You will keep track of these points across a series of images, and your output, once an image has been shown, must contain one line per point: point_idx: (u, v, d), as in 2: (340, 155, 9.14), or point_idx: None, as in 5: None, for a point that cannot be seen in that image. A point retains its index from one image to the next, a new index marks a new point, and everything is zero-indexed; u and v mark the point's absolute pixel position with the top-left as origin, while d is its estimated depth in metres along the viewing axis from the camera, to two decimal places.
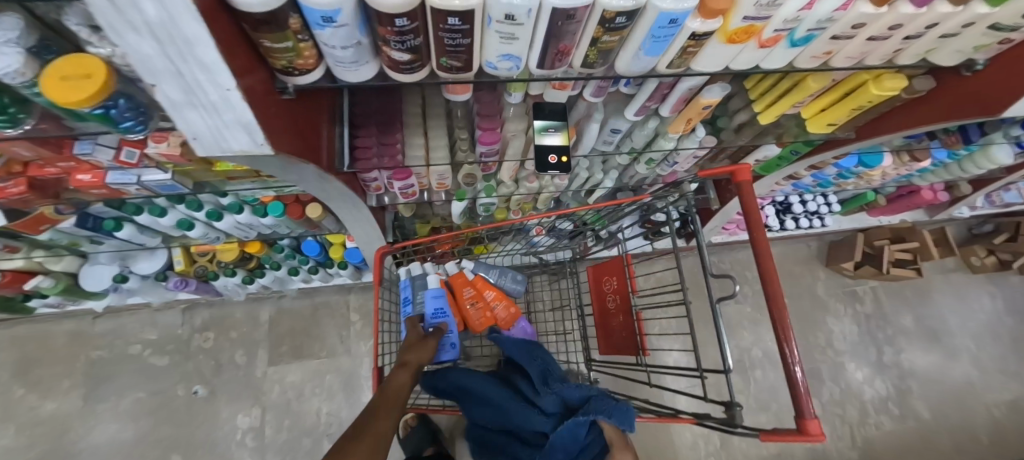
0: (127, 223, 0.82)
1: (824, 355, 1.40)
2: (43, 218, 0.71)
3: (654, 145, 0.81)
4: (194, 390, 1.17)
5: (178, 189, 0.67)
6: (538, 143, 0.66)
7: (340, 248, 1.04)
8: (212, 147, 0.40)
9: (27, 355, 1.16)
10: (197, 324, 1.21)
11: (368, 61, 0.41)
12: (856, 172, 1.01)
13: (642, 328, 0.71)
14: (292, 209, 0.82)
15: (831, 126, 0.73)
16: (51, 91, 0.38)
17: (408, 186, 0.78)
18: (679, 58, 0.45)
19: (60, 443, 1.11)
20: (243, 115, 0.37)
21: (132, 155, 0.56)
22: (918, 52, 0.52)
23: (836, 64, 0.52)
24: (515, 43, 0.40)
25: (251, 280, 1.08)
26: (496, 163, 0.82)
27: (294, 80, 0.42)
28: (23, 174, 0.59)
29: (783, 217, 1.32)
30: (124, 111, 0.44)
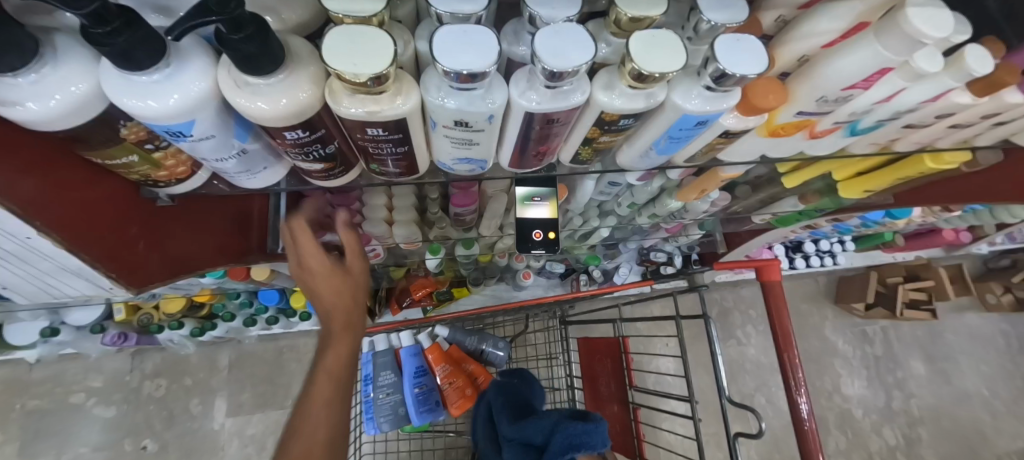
0: None
1: (831, 401, 1.31)
2: None
3: (659, 201, 0.70)
4: (143, 445, 1.05)
5: None
6: (521, 217, 0.54)
7: (303, 297, 0.92)
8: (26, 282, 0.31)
9: None
10: (147, 370, 1.09)
11: (270, 166, 0.29)
12: (881, 222, 0.90)
13: (641, 431, 0.63)
14: (236, 271, 0.70)
15: (867, 192, 0.62)
16: None
17: (371, 250, 0.67)
18: (703, 154, 0.34)
19: None
20: (67, 260, 0.28)
21: None
22: (1001, 134, 0.41)
23: (900, 149, 0.41)
24: (475, 148, 0.28)
25: (201, 332, 0.96)
26: (475, 219, 0.70)
27: (167, 191, 0.30)
28: None
29: (793, 256, 1.22)
30: None
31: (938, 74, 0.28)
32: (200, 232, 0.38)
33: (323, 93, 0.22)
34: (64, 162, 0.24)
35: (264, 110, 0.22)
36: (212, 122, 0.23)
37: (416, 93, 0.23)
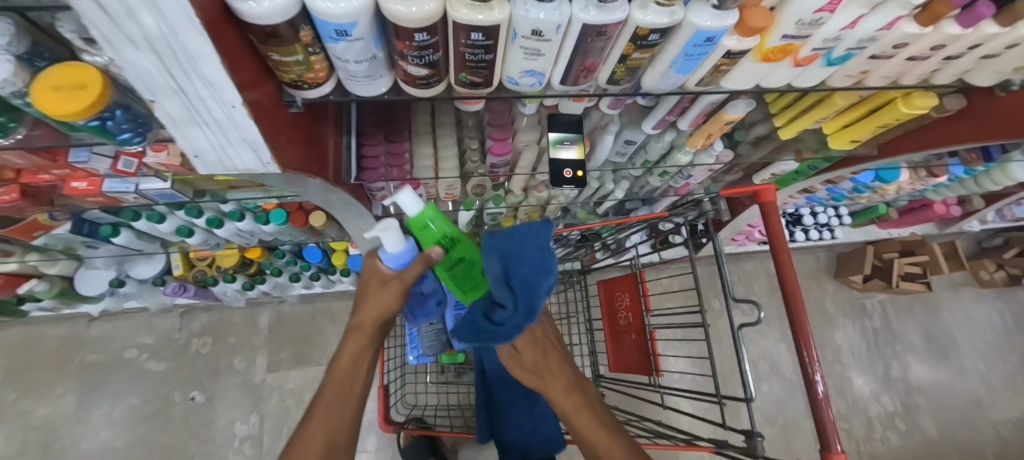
0: (125, 229, 0.80)
1: (832, 370, 1.38)
2: (37, 224, 0.69)
3: (670, 157, 0.79)
4: (191, 396, 1.14)
5: (178, 197, 0.65)
6: (553, 157, 0.63)
7: (342, 255, 1.02)
8: (214, 166, 0.37)
9: (19, 359, 1.12)
10: (194, 329, 1.18)
11: (383, 75, 0.38)
12: (872, 186, 0.99)
13: (657, 347, 0.69)
14: (296, 217, 0.80)
15: (855, 143, 0.71)
16: (45, 104, 0.36)
17: (417, 196, 0.76)
18: (710, 76, 0.43)
19: (53, 449, 1.08)
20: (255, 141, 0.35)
21: (129, 164, 0.54)
22: (955, 72, 0.50)
23: (871, 83, 0.50)
24: (540, 59, 0.37)
25: (251, 285, 1.05)
26: (506, 174, 0.80)
27: (303, 94, 0.39)
28: (16, 181, 0.56)
29: (794, 229, 1.30)
30: (123, 123, 0.41)
31: (888, 4, 0.37)
32: (306, 143, 0.47)
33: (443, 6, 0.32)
34: (245, 51, 0.33)
35: (404, 13, 0.31)
36: (364, 26, 0.32)
37: (506, 7, 0.32)
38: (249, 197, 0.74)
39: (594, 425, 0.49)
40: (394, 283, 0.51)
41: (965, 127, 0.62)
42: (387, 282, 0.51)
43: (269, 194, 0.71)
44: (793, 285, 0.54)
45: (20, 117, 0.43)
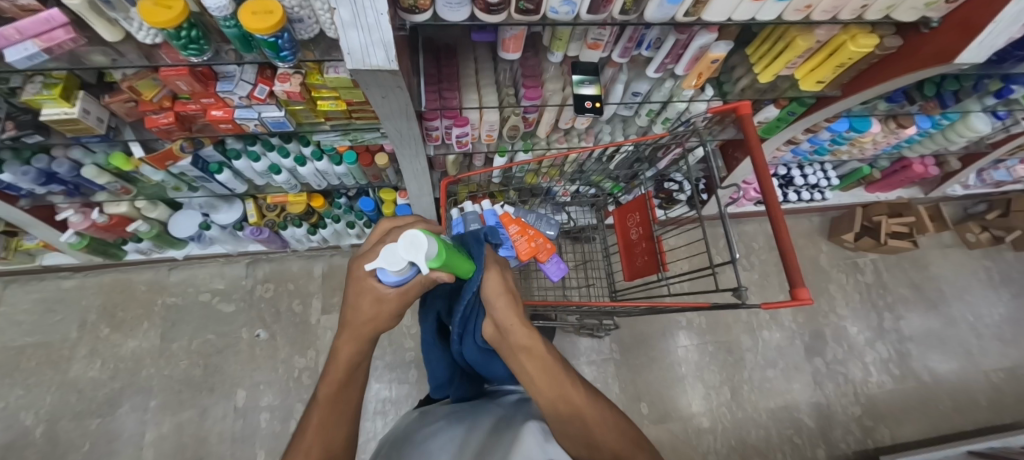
0: (227, 168, 0.98)
1: (828, 319, 1.50)
2: (170, 155, 0.87)
3: (670, 103, 0.96)
4: (256, 333, 1.30)
5: (284, 128, 0.83)
6: (577, 93, 0.81)
7: (391, 204, 1.19)
8: (359, 62, 0.56)
9: (112, 300, 1.31)
10: (258, 276, 1.36)
11: (466, 5, 0.57)
12: (848, 138, 1.14)
13: (663, 247, 0.85)
14: (364, 158, 0.98)
15: (821, 84, 0.87)
16: (246, 22, 0.54)
17: (464, 135, 0.94)
18: (693, 7, 0.61)
19: (138, 376, 1.24)
20: (388, 40, 0.53)
21: (262, 91, 0.72)
22: (880, 8, 0.66)
23: (816, 17, 0.66)
24: None
25: (314, 231, 1.23)
26: (536, 119, 0.97)
27: (412, 18, 0.57)
28: (171, 109, 0.76)
29: (786, 190, 1.44)
30: (285, 42, 0.59)
31: None
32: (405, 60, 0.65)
33: None
34: None
35: None
36: None
37: None
38: (328, 138, 0.93)
39: (576, 396, 0.48)
40: (389, 302, 0.46)
41: (904, 63, 0.78)
42: (382, 298, 0.46)
43: (347, 132, 0.90)
44: (765, 179, 0.68)
45: (208, 41, 0.62)
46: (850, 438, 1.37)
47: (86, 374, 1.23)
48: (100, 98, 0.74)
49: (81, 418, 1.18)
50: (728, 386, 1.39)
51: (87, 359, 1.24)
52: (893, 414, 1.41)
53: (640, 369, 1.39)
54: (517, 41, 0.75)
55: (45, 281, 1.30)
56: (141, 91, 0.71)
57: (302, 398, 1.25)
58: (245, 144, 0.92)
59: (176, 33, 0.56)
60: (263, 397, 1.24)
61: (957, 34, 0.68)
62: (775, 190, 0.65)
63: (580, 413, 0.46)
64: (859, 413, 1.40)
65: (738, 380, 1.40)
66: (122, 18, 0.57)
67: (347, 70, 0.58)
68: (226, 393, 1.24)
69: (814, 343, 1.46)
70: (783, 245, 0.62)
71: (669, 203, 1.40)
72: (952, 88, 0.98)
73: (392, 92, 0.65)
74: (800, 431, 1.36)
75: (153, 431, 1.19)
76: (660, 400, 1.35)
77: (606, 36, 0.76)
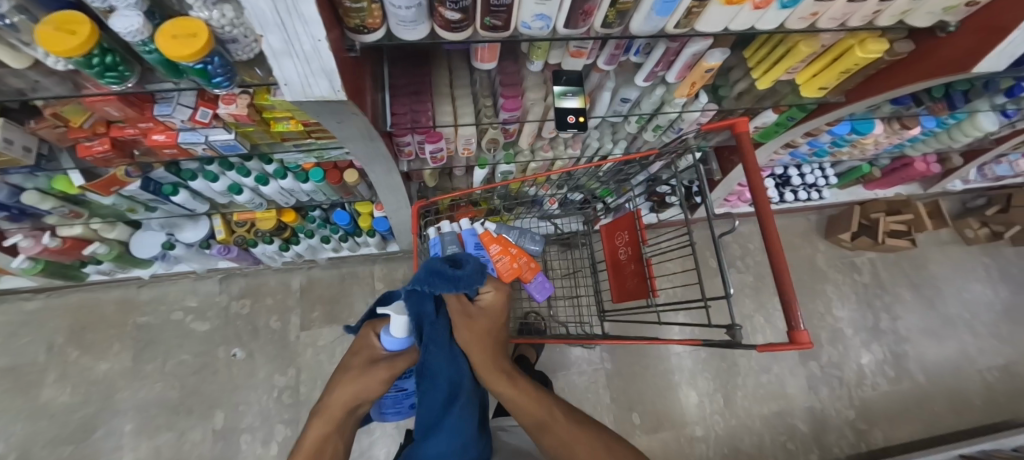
0: (183, 189, 0.91)
1: (824, 322, 1.47)
2: (115, 180, 0.80)
3: (661, 111, 0.89)
4: (233, 352, 1.25)
5: (237, 150, 0.75)
6: (559, 106, 0.74)
7: (368, 217, 1.13)
8: (300, 93, 0.48)
9: (80, 321, 1.24)
10: (234, 292, 1.29)
11: (423, 22, 0.49)
12: (850, 140, 1.08)
13: (652, 272, 0.79)
14: (332, 175, 0.91)
15: (823, 90, 0.81)
16: (166, 47, 0.46)
17: (438, 150, 0.87)
18: (685, 18, 0.53)
19: (111, 400, 1.18)
20: (332, 70, 0.46)
21: (205, 115, 0.64)
22: (894, 14, 0.59)
23: (822, 25, 0.59)
24: (548, 4, 0.47)
25: (287, 247, 1.17)
26: (516, 130, 0.90)
27: (361, 38, 0.50)
28: (106, 135, 0.68)
29: (783, 190, 1.39)
30: (217, 68, 0.52)
31: None
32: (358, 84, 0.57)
33: None
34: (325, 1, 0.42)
35: None
36: None
37: None
38: (292, 156, 0.85)
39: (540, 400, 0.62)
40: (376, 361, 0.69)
41: (914, 70, 0.71)
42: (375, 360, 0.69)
43: (311, 150, 0.82)
44: (765, 206, 0.62)
45: (131, 66, 0.54)
46: (844, 442, 1.36)
47: (57, 399, 1.17)
48: (24, 124, 0.66)
49: (53, 447, 1.13)
50: (722, 393, 1.36)
51: (56, 384, 1.18)
52: (887, 416, 1.40)
53: (633, 378, 1.36)
54: (492, 51, 0.68)
55: (6, 303, 1.23)
56: (68, 117, 0.64)
57: (283, 418, 1.21)
58: (200, 164, 0.85)
59: (86, 61, 0.48)
60: (244, 419, 1.20)
61: (975, 41, 0.62)
62: (773, 221, 0.60)
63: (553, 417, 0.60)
64: (852, 416, 1.39)
65: (733, 386, 1.37)
66: (24, 43, 0.50)
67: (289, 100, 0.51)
68: (205, 415, 1.19)
69: (809, 346, 1.44)
70: (781, 280, 0.57)
71: (661, 206, 1.33)
72: (961, 89, 0.92)
73: (348, 118, 0.57)
74: (793, 436, 1.35)
75: (130, 457, 1.15)
76: (653, 410, 1.33)
77: (590, 44, 0.69)
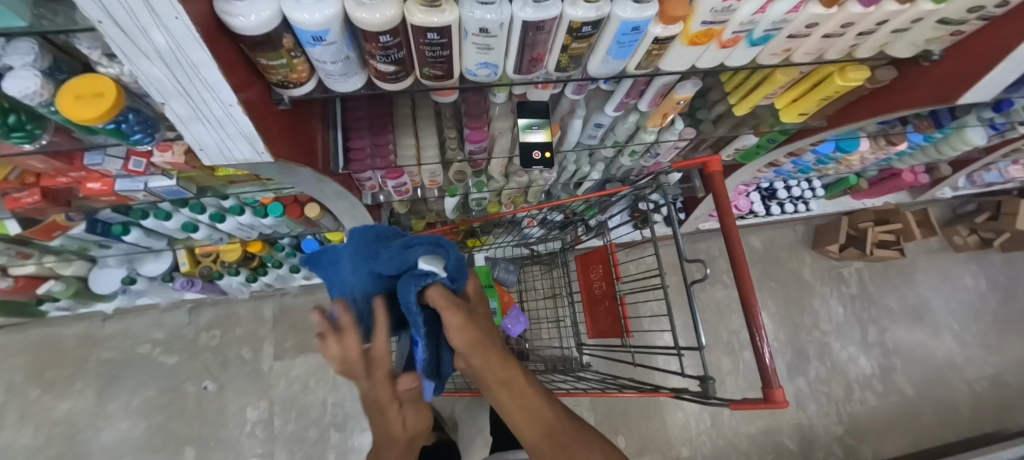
0: (135, 227, 0.86)
1: (811, 336, 1.45)
2: (55, 225, 0.75)
3: (637, 137, 0.85)
4: (204, 385, 1.21)
5: (183, 194, 0.71)
6: (523, 141, 0.69)
7: (338, 245, 1.08)
8: (218, 156, 0.44)
9: (40, 359, 1.19)
10: (203, 323, 1.25)
11: (355, 74, 0.45)
12: (835, 157, 1.05)
13: (626, 310, 0.75)
14: (292, 209, 0.86)
15: (803, 115, 0.77)
16: (66, 110, 0.42)
17: (402, 184, 0.83)
18: (647, 60, 0.49)
19: (74, 441, 1.14)
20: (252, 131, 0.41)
21: (139, 164, 0.60)
22: (874, 46, 0.55)
23: (798, 59, 0.55)
24: (491, 52, 0.43)
25: (255, 277, 1.12)
26: (485, 160, 0.86)
27: (289, 93, 0.45)
28: (36, 185, 0.63)
29: (769, 203, 1.36)
30: (134, 125, 0.47)
31: None
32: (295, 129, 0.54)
33: (401, 11, 0.37)
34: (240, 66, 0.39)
35: (369, 19, 0.36)
36: (337, 31, 0.38)
37: (456, 9, 0.38)
38: (248, 192, 0.80)
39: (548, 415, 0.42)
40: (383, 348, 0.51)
41: (901, 96, 0.67)
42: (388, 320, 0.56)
43: (267, 188, 0.78)
44: (734, 239, 0.59)
45: (43, 123, 0.49)
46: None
47: (16, 442, 1.13)
48: None
49: None
50: (709, 413, 1.34)
51: (16, 426, 1.14)
52: (875, 432, 1.38)
53: (618, 400, 1.32)
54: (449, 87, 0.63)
55: None
56: None
57: (257, 452, 1.17)
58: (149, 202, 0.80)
59: None
60: (215, 455, 1.16)
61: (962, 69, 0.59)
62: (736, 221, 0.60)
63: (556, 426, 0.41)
64: (840, 432, 1.37)
65: (719, 406, 1.35)
66: None
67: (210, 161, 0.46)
68: (174, 452, 1.15)
69: (797, 362, 1.41)
70: (754, 322, 0.55)
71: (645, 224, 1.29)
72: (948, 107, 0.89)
73: (287, 170, 0.53)
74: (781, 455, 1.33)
75: None
76: (638, 431, 1.30)
77: None
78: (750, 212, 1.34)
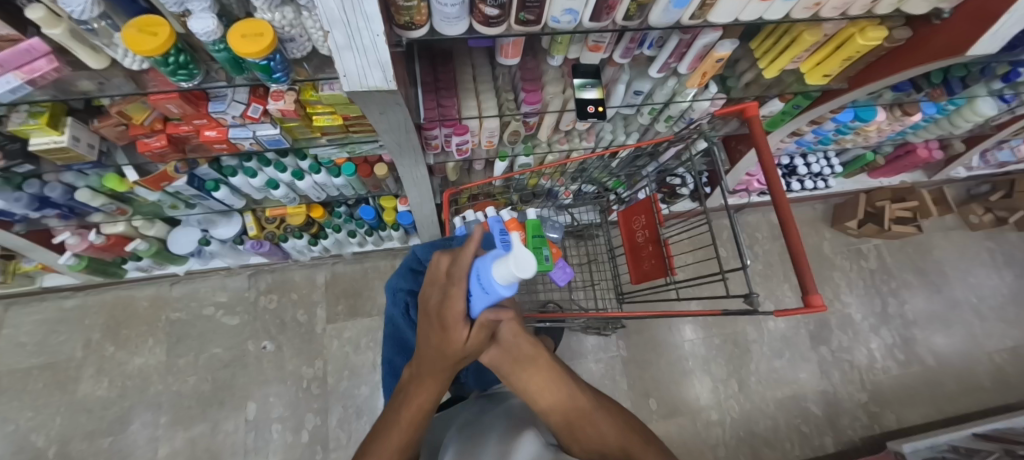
0: (223, 185, 0.96)
1: (833, 308, 1.51)
2: (164, 176, 0.86)
3: (673, 102, 0.94)
4: (262, 345, 1.30)
5: (280, 145, 0.81)
6: (579, 98, 0.79)
7: (392, 211, 1.18)
8: (356, 83, 0.54)
9: (116, 318, 1.30)
10: (261, 288, 1.35)
11: (463, 18, 0.54)
12: (853, 127, 1.13)
13: (670, 251, 0.83)
14: (363, 169, 0.96)
15: (827, 78, 0.85)
16: (236, 46, 0.52)
17: (464, 142, 0.93)
18: (699, 10, 0.59)
19: (147, 393, 1.24)
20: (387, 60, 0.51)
21: (256, 110, 0.70)
22: (891, 2, 0.64)
23: (824, 14, 0.65)
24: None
25: (315, 241, 1.22)
26: (536, 123, 0.96)
27: (409, 34, 0.56)
28: (163, 132, 0.74)
29: (789, 179, 1.43)
30: (278, 64, 0.57)
31: None
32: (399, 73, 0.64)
33: None
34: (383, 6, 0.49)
35: None
36: None
37: None
38: (326, 151, 0.90)
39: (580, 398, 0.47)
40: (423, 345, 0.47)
41: (916, 54, 0.76)
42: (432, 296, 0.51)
43: (345, 145, 0.87)
44: (773, 174, 0.68)
45: (198, 65, 0.60)
46: (856, 424, 1.39)
47: (95, 393, 1.23)
48: (89, 123, 0.72)
49: (92, 438, 1.19)
50: (735, 378, 1.40)
51: (95, 378, 1.24)
52: (898, 399, 1.43)
53: (648, 364, 1.39)
54: (517, 47, 0.73)
55: (46, 302, 1.29)
56: (131, 115, 0.69)
57: (312, 407, 1.26)
58: (241, 160, 0.90)
59: (164, 60, 0.54)
60: (274, 408, 1.25)
61: (970, 25, 0.67)
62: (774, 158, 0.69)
63: (580, 406, 0.46)
64: (864, 399, 1.42)
65: (745, 372, 1.41)
66: (106, 44, 0.56)
67: (345, 91, 0.57)
68: (237, 405, 1.24)
69: (819, 332, 1.47)
70: (789, 234, 0.63)
71: (672, 197, 1.38)
72: (960, 75, 0.97)
73: (392, 108, 0.63)
74: (807, 419, 1.38)
75: (166, 447, 1.20)
76: (668, 394, 1.37)
77: (607, 38, 0.74)
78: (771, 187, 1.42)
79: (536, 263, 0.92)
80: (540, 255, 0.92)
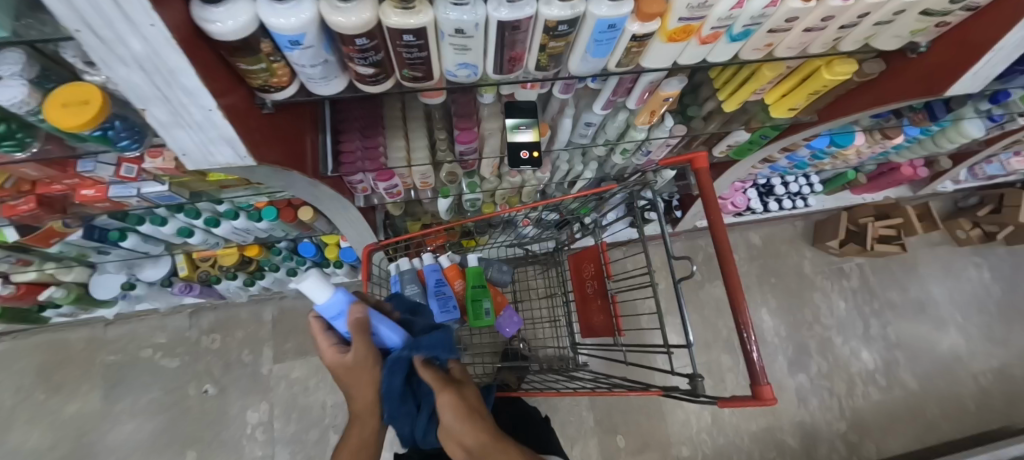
0: (132, 233, 0.87)
1: (813, 332, 1.44)
2: (53, 232, 0.77)
3: (626, 135, 0.85)
4: (205, 389, 1.22)
5: (175, 199, 0.72)
6: (510, 141, 0.69)
7: (334, 247, 1.08)
8: (201, 162, 0.45)
9: (48, 362, 1.20)
10: (203, 326, 1.26)
11: (336, 78, 0.45)
12: (830, 152, 1.04)
13: (617, 309, 0.75)
14: (286, 213, 0.87)
15: (793, 111, 0.76)
16: (55, 118, 0.42)
17: (393, 186, 0.83)
18: (626, 58, 0.49)
19: (79, 444, 1.16)
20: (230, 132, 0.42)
21: (130, 170, 0.61)
22: (858, 39, 0.55)
23: (781, 54, 0.55)
24: (469, 53, 0.43)
25: (252, 281, 1.13)
26: (476, 161, 0.86)
27: (271, 97, 0.46)
28: (31, 192, 0.64)
29: (767, 199, 1.35)
30: (120, 131, 0.48)
31: None
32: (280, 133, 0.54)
33: (377, 15, 0.38)
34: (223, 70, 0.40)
35: (345, 23, 0.37)
36: (313, 35, 0.38)
37: (430, 11, 0.38)
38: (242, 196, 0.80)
39: None
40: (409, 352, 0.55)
41: (890, 88, 0.67)
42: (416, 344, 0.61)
43: (260, 192, 0.78)
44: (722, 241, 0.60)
45: (32, 131, 0.50)
46: (835, 456, 1.33)
47: (23, 445, 1.14)
48: None
49: None
50: (709, 410, 1.33)
51: (25, 427, 1.15)
52: (879, 428, 1.36)
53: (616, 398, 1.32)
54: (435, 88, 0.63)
55: None
56: None
57: (257, 455, 1.18)
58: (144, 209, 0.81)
59: None
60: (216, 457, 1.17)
61: (949, 59, 0.58)
62: (723, 223, 0.61)
63: None
64: (844, 428, 1.35)
65: (720, 403, 1.34)
66: None
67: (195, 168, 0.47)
68: (176, 455, 1.16)
69: (798, 357, 1.40)
70: (738, 312, 0.56)
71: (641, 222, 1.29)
72: (943, 99, 0.88)
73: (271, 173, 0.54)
74: (783, 452, 1.32)
75: None
76: (638, 429, 1.30)
77: None
78: (747, 208, 1.33)
79: (473, 318, 0.86)
80: (479, 309, 0.86)
